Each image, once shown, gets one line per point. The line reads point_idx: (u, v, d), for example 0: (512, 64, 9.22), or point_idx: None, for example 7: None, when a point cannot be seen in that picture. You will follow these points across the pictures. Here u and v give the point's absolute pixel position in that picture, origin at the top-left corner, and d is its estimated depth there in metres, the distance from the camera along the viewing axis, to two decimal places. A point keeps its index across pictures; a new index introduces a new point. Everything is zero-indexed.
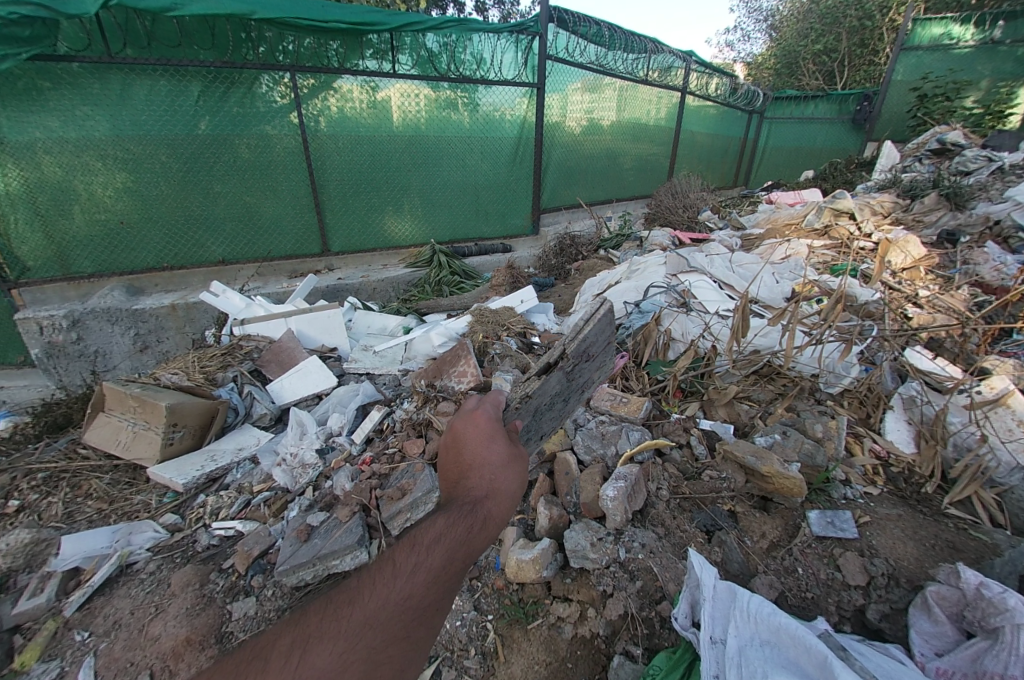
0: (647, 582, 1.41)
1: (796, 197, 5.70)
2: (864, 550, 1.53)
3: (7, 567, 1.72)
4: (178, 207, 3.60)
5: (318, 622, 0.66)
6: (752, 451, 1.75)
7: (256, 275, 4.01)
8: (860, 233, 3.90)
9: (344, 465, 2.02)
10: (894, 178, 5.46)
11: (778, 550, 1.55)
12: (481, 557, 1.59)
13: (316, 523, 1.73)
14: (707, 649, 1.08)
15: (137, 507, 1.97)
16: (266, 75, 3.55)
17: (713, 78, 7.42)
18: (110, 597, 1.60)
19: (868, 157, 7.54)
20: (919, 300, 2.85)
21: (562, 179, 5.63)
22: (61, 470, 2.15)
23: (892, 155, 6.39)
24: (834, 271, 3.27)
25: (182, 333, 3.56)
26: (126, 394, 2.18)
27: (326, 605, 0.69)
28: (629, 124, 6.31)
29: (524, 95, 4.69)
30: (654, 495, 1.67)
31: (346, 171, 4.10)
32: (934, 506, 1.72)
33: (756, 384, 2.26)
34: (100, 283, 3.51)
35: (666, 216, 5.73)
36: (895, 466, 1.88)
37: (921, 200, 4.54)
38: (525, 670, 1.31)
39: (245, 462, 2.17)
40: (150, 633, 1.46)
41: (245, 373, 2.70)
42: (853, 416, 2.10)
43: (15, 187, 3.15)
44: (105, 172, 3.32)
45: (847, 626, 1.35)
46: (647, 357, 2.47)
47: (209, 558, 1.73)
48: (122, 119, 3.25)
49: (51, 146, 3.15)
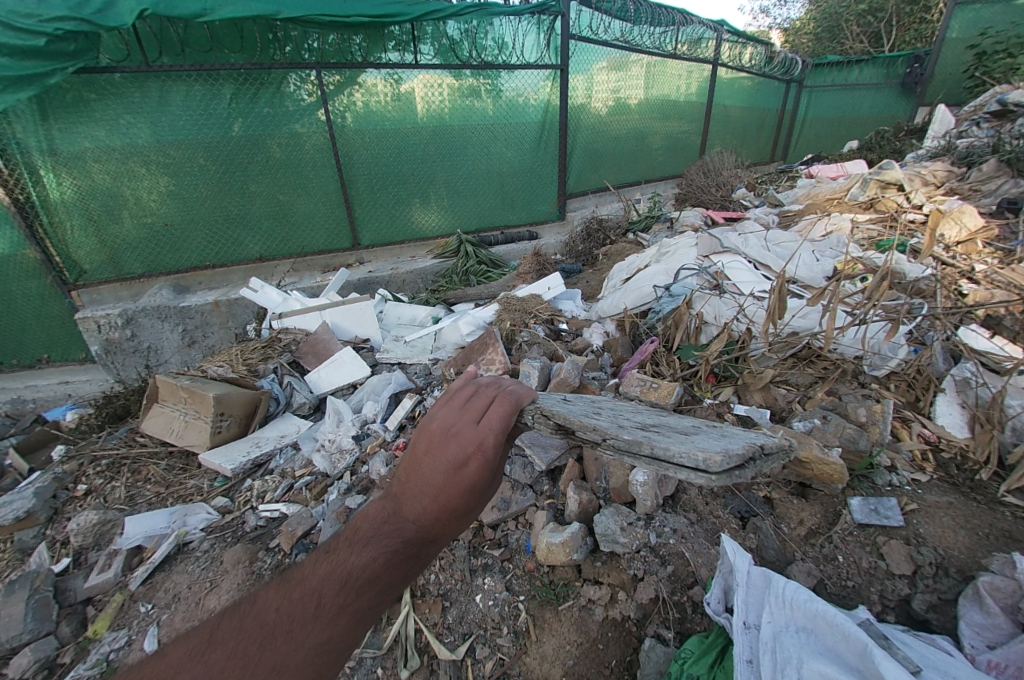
0: (679, 567, 1.41)
1: (838, 169, 5.36)
2: (911, 538, 1.46)
3: (79, 545, 1.90)
4: (217, 207, 3.77)
5: (218, 669, 0.54)
6: (789, 435, 1.70)
7: (291, 271, 4.17)
8: (910, 206, 3.65)
9: (379, 450, 2.10)
10: (949, 145, 5.03)
11: (817, 538, 1.50)
12: (512, 540, 1.62)
13: (355, 505, 1.81)
14: (740, 634, 1.08)
15: (191, 491, 2.12)
16: (293, 73, 3.64)
17: (748, 46, 7.03)
18: (170, 573, 1.74)
19: (920, 123, 6.98)
20: (977, 275, 2.64)
21: (588, 163, 5.51)
22: (122, 456, 2.33)
23: (946, 120, 5.92)
24: (880, 246, 3.07)
25: (225, 328, 3.76)
26: (177, 386, 2.34)
27: (230, 646, 0.56)
28: (657, 102, 6.08)
29: (548, 78, 4.60)
30: (686, 481, 1.65)
31: (373, 165, 4.17)
32: (989, 494, 1.61)
33: (794, 367, 2.17)
34: (149, 283, 3.74)
35: (697, 196, 5.51)
36: (946, 452, 1.78)
37: (980, 166, 4.16)
38: (556, 650, 1.34)
39: (287, 448, 2.29)
40: (206, 605, 1.58)
41: (284, 364, 2.83)
42: (900, 399, 1.99)
43: (70, 195, 3.39)
44: (148, 177, 3.51)
45: (891, 616, 1.30)
46: (678, 341, 2.41)
47: (257, 537, 1.85)
48: (161, 125, 3.42)
49: (99, 154, 3.35)
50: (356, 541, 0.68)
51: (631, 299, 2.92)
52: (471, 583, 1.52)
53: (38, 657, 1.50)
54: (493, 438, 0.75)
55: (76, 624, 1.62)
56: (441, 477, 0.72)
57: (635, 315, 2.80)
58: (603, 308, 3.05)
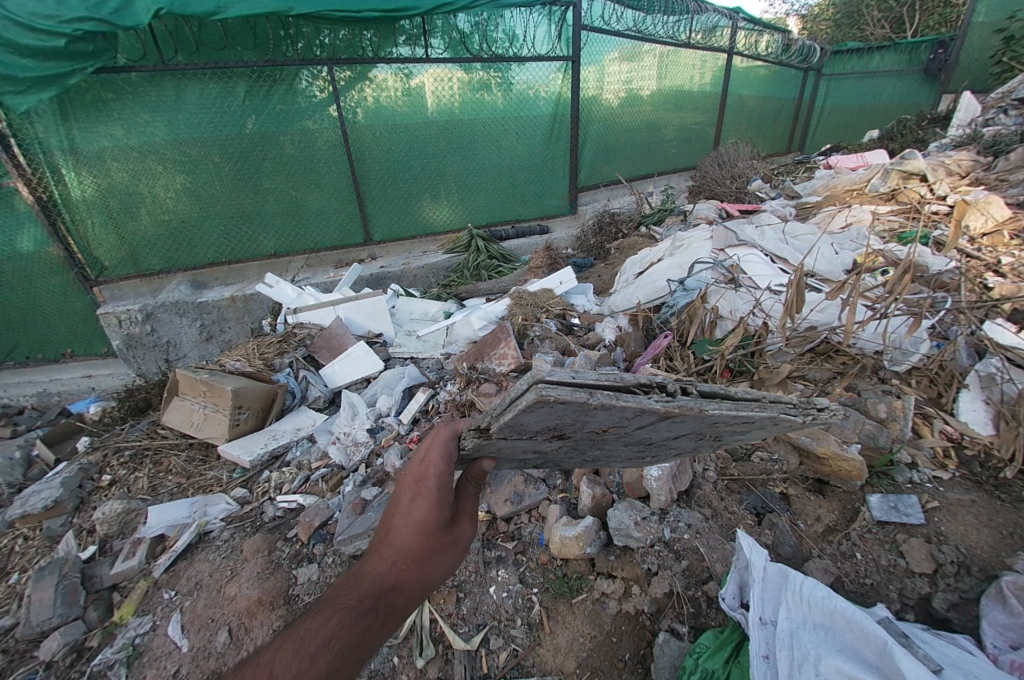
0: (693, 562, 1.41)
1: (858, 160, 5.21)
2: (932, 536, 1.43)
3: (105, 533, 1.96)
4: (233, 203, 3.83)
5: None
6: (807, 431, 1.69)
7: (305, 266, 4.21)
8: (933, 197, 3.54)
9: (393, 444, 2.13)
10: (975, 133, 4.85)
11: (835, 535, 1.48)
12: (525, 533, 1.64)
13: (370, 497, 1.85)
14: (756, 630, 1.07)
15: (211, 481, 2.18)
16: (305, 70, 3.66)
17: (764, 34, 6.87)
18: (192, 561, 1.79)
19: (944, 111, 6.75)
20: (1003, 268, 2.56)
21: (600, 156, 5.45)
22: (144, 447, 2.40)
23: (971, 107, 5.73)
24: (902, 239, 2.99)
25: (241, 323, 3.82)
26: (196, 380, 2.39)
27: None
28: (670, 92, 5.98)
29: (559, 70, 4.56)
30: (700, 476, 1.64)
31: (384, 161, 4.18)
32: (1013, 492, 1.57)
33: (812, 362, 2.14)
34: (168, 279, 3.82)
35: (712, 188, 5.42)
36: (969, 449, 1.73)
37: (1007, 155, 4.02)
38: (570, 642, 1.34)
39: (303, 441, 2.33)
40: (228, 593, 1.62)
41: (300, 359, 2.88)
42: (921, 395, 1.94)
43: (90, 194, 3.47)
44: (165, 175, 3.57)
45: (910, 615, 1.28)
46: (693, 336, 2.39)
47: (275, 527, 1.89)
48: (178, 123, 3.47)
49: (118, 153, 3.42)
50: (316, 612, 0.78)
51: (644, 294, 2.90)
52: (485, 574, 1.53)
53: (67, 640, 1.55)
54: (429, 475, 0.85)
55: (102, 609, 1.68)
56: (397, 529, 0.85)
57: (648, 310, 2.78)
58: (616, 303, 3.03)
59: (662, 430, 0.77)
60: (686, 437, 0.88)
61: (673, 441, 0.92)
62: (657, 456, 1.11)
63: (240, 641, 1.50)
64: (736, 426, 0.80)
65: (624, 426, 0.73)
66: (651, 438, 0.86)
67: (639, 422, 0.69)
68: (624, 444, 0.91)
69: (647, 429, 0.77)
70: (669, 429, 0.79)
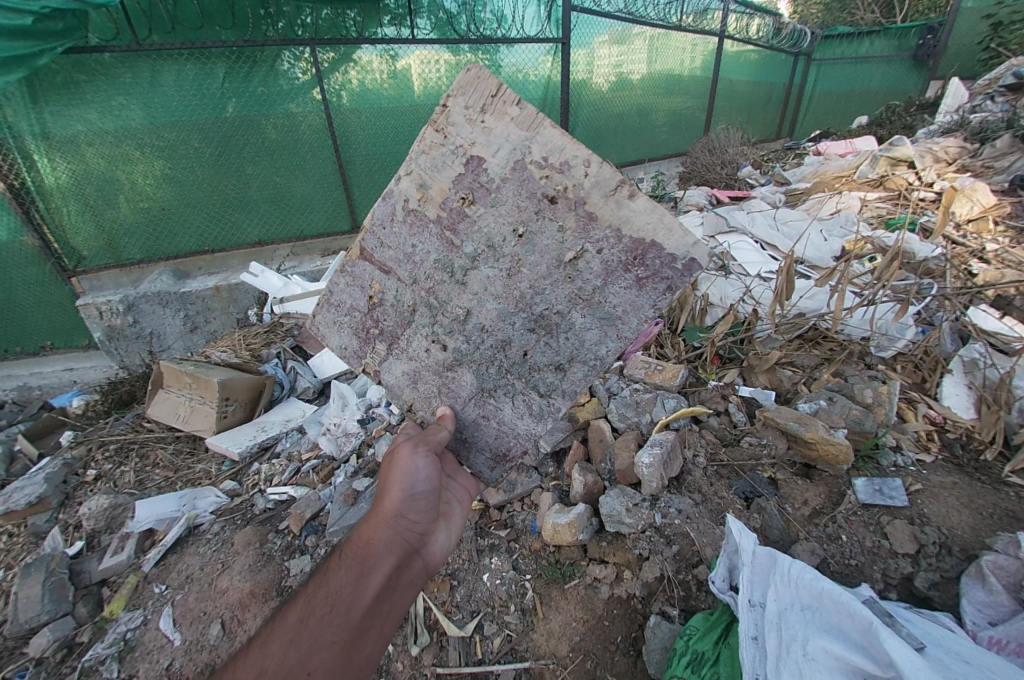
0: (683, 547, 1.43)
1: (847, 146, 5.23)
2: (914, 518, 1.47)
3: (92, 528, 1.92)
4: (215, 190, 3.71)
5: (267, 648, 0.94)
6: (795, 417, 1.70)
7: (291, 255, 4.13)
8: (919, 184, 3.58)
9: (385, 433, 2.11)
10: (962, 119, 4.89)
11: (822, 517, 1.51)
12: (518, 520, 1.64)
13: (361, 488, 1.84)
14: (746, 612, 1.09)
15: (199, 474, 2.15)
16: (286, 51, 3.53)
17: (755, 18, 6.79)
18: (182, 555, 1.78)
19: (932, 97, 6.78)
20: (987, 255, 2.60)
21: (590, 141, 5.38)
22: (130, 441, 2.36)
23: (959, 94, 5.70)
24: (889, 225, 3.02)
25: (227, 314, 3.74)
26: (180, 372, 2.34)
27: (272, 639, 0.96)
28: (661, 77, 5.90)
29: (548, 53, 4.48)
30: (691, 463, 1.66)
31: (371, 146, 4.08)
32: (993, 474, 1.62)
33: (800, 349, 2.16)
34: (149, 268, 3.71)
35: (702, 174, 5.41)
36: (951, 433, 1.78)
37: (993, 142, 4.04)
38: (563, 627, 1.37)
39: (293, 432, 2.31)
40: (220, 585, 1.62)
41: (287, 349, 2.84)
42: (907, 381, 1.96)
43: (64, 180, 3.33)
44: (143, 161, 3.45)
45: (893, 593, 1.32)
46: (683, 323, 2.39)
47: (267, 519, 1.88)
48: (154, 106, 3.33)
49: (93, 138, 3.28)
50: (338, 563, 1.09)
51: None
52: (478, 562, 1.54)
53: (56, 636, 1.53)
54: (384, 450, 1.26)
55: (92, 604, 1.66)
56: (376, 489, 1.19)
57: None
58: None
59: (405, 246, 1.28)
60: (460, 222, 1.21)
61: (484, 229, 1.19)
62: (578, 259, 1.13)
63: (233, 633, 1.50)
64: (429, 187, 1.22)
65: (379, 274, 1.35)
66: (439, 253, 1.25)
67: (365, 270, 1.35)
68: (454, 280, 1.26)
69: (400, 258, 1.30)
70: (411, 242, 1.27)
